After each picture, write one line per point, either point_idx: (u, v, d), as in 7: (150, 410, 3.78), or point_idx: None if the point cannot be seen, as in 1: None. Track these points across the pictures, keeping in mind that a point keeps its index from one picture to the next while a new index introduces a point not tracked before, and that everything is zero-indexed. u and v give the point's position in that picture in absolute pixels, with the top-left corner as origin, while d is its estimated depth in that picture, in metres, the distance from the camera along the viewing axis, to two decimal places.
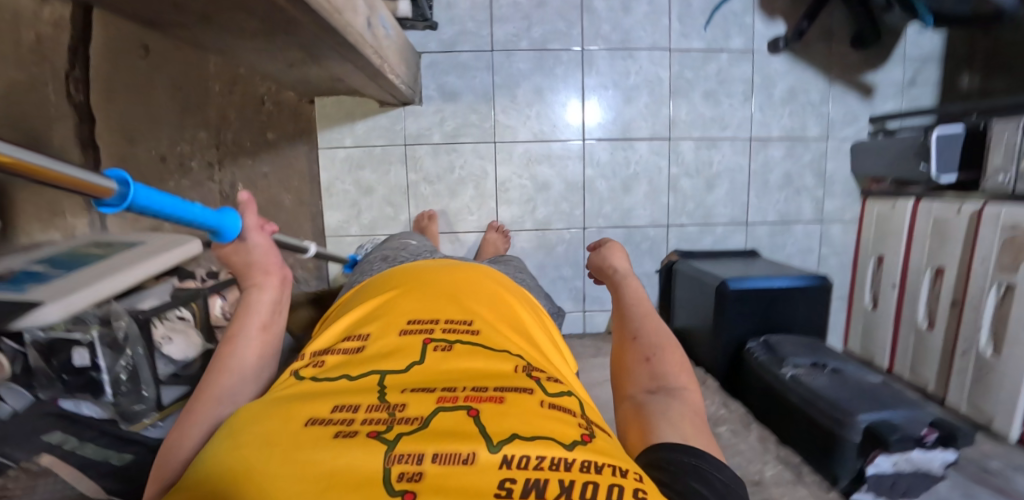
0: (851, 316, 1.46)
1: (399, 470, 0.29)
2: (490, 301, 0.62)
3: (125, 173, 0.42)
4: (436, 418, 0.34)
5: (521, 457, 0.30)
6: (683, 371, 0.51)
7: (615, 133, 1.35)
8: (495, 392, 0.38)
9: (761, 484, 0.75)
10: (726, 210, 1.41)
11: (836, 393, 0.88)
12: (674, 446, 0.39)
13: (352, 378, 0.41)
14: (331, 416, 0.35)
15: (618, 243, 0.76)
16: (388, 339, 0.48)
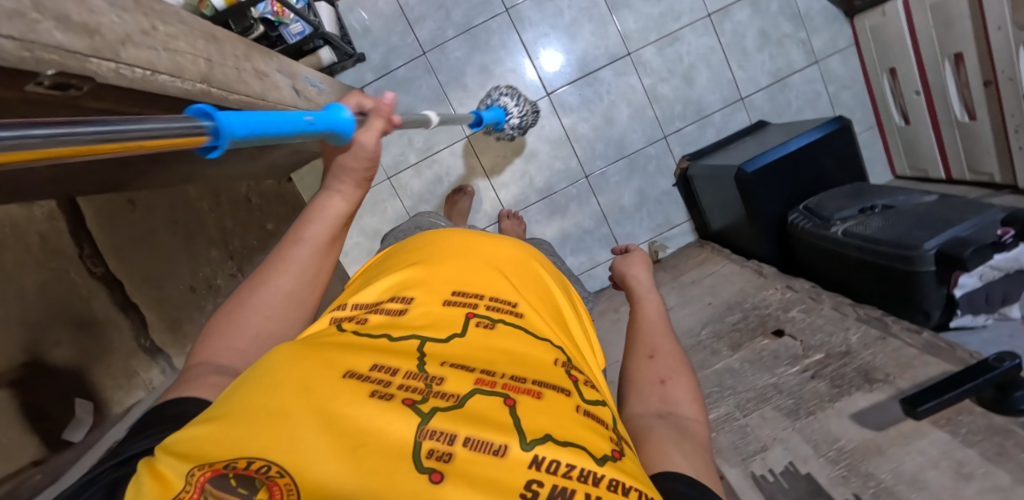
0: (888, 137, 1.37)
1: (428, 447, 0.25)
2: (536, 273, 0.54)
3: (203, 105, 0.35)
4: (473, 399, 0.30)
5: (554, 461, 0.27)
6: (694, 403, 0.50)
7: (575, 73, 1.30)
8: (535, 383, 0.33)
9: (851, 353, 0.72)
10: (716, 95, 1.34)
11: (893, 232, 0.83)
12: (684, 479, 0.38)
13: (392, 338, 0.36)
14: (369, 372, 0.30)
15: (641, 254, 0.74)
16: (435, 302, 0.42)
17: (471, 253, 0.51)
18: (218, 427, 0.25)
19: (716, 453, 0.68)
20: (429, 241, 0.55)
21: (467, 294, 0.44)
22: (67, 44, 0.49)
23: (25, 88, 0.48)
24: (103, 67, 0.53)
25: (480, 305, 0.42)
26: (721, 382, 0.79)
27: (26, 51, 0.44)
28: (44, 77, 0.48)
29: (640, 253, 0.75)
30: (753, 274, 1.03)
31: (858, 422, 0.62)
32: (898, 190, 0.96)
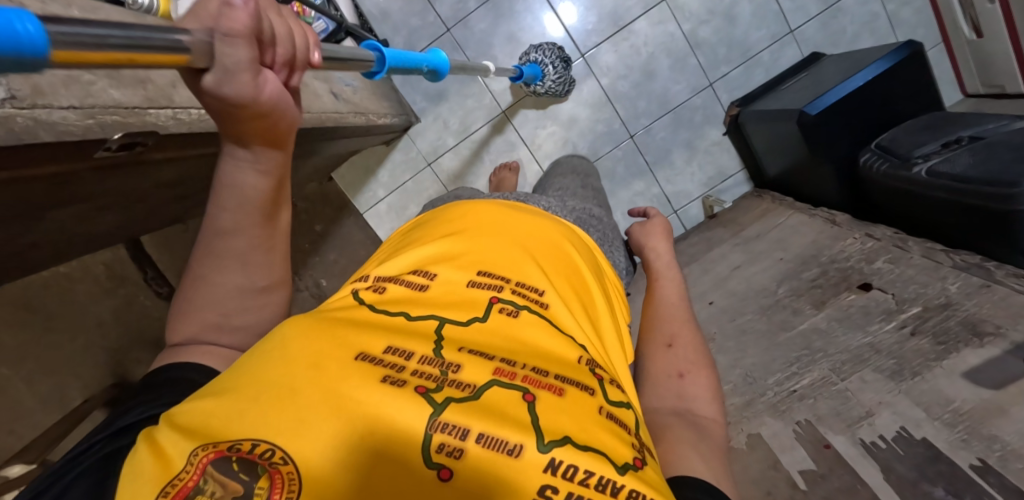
0: (956, 53, 1.24)
1: (439, 440, 0.30)
2: (553, 245, 0.56)
3: (373, 43, 0.65)
4: (488, 393, 0.34)
5: (570, 465, 0.30)
6: (714, 399, 0.51)
7: (609, 28, 1.23)
8: (557, 379, 0.36)
9: (953, 304, 0.69)
10: (762, 32, 1.24)
11: (987, 168, 0.76)
12: (698, 486, 0.38)
13: (409, 318, 0.40)
14: (382, 356, 0.35)
15: (661, 227, 0.79)
16: (455, 284, 0.45)
17: (493, 234, 0.53)
18: (231, 403, 0.30)
19: (817, 421, 0.68)
20: (454, 217, 0.58)
21: (491, 276, 0.47)
22: (124, 100, 0.48)
23: (95, 156, 0.45)
24: (163, 116, 0.52)
25: (506, 289, 0.45)
26: (809, 344, 0.78)
27: (89, 119, 0.43)
28: (112, 142, 0.45)
29: (660, 224, 0.80)
30: (824, 224, 0.99)
31: (973, 381, 0.60)
32: (985, 117, 0.87)
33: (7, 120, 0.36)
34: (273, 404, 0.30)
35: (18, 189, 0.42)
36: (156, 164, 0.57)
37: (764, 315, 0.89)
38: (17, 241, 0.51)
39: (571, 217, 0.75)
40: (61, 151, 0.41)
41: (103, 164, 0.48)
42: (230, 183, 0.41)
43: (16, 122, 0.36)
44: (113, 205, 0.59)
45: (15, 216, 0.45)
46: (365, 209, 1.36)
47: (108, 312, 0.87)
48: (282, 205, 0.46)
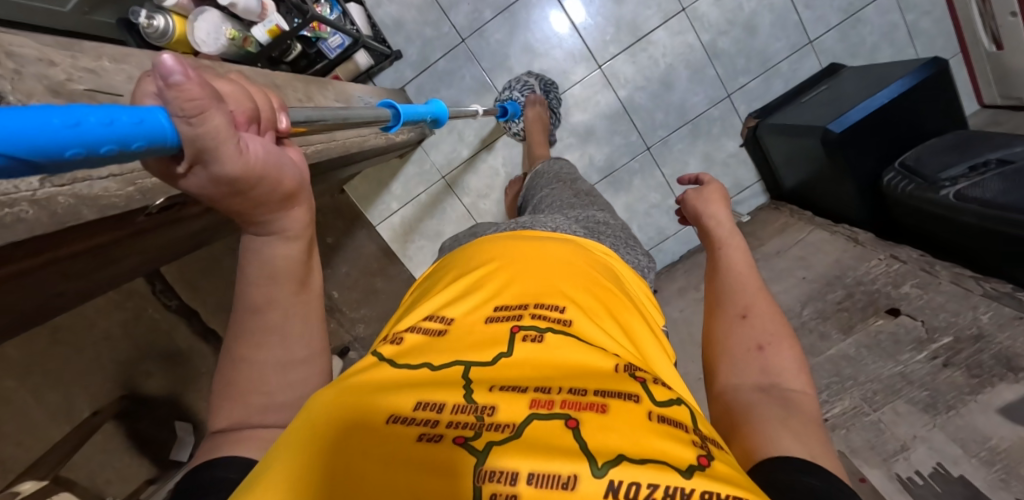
0: (973, 63, 1.24)
1: (490, 491, 0.26)
2: (568, 257, 0.52)
3: (388, 101, 0.76)
4: (530, 426, 0.30)
5: (631, 484, 0.26)
6: (797, 370, 0.50)
7: (627, 38, 1.21)
8: (598, 394, 0.32)
9: (986, 337, 0.69)
10: (782, 42, 1.22)
11: (1019, 194, 0.75)
12: (801, 465, 0.37)
13: (433, 368, 0.36)
14: (413, 413, 0.31)
15: (719, 189, 0.71)
16: (471, 324, 0.41)
17: (504, 264, 0.49)
18: (266, 495, 0.26)
19: (851, 453, 0.68)
20: (465, 254, 0.55)
21: (508, 307, 0.43)
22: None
23: (136, 221, 0.45)
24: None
25: (525, 315, 0.41)
26: (838, 371, 0.79)
27: (129, 186, 0.41)
28: (152, 207, 0.44)
29: (716, 187, 0.74)
30: (847, 243, 0.99)
31: (1009, 418, 0.61)
32: (1014, 139, 0.86)
33: (49, 202, 0.34)
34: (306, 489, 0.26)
35: (61, 263, 0.41)
36: (191, 217, 0.56)
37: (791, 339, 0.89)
38: (48, 296, 0.49)
39: (581, 230, 0.64)
40: (105, 224, 0.40)
41: (142, 227, 0.47)
42: (261, 258, 0.43)
43: (59, 204, 0.35)
44: (143, 252, 0.57)
45: (50, 281, 0.43)
46: (377, 222, 1.34)
47: (117, 327, 0.85)
48: (314, 271, 0.48)
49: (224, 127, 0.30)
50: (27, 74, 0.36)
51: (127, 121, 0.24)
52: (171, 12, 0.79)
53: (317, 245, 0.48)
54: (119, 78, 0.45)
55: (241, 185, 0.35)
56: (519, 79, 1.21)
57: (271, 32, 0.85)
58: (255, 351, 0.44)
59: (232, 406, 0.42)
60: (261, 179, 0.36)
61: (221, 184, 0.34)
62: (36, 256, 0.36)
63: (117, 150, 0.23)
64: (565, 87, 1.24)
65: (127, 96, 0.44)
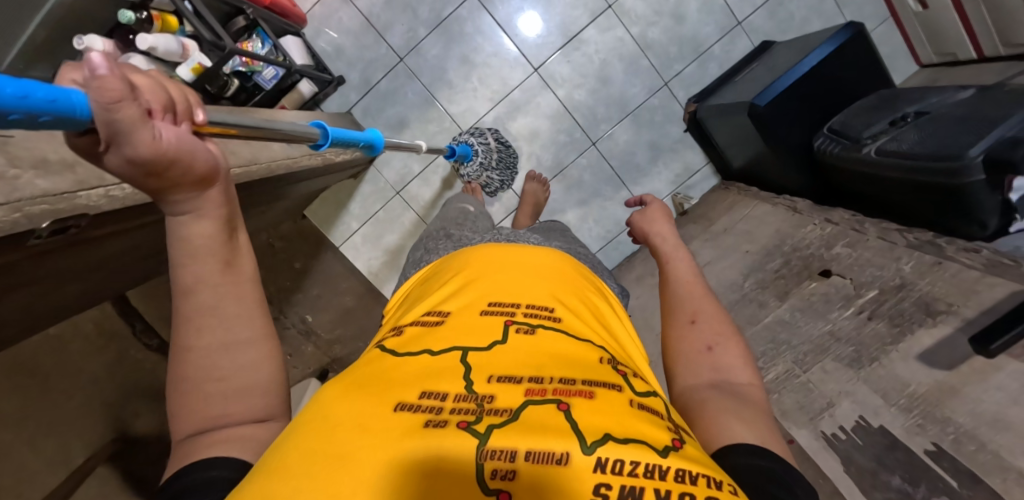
0: (904, 24, 1.24)
1: (491, 468, 0.27)
2: (555, 265, 0.54)
3: (318, 122, 0.73)
4: (527, 410, 0.31)
5: (618, 461, 0.27)
6: (746, 366, 0.50)
7: (558, 40, 1.24)
8: (586, 383, 0.34)
9: (907, 285, 0.69)
10: (712, 26, 1.25)
11: (935, 142, 0.77)
12: (752, 450, 0.37)
13: (433, 354, 0.37)
14: (419, 401, 0.31)
15: (660, 208, 0.72)
16: (468, 320, 0.42)
17: (501, 270, 0.51)
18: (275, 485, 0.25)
19: (783, 416, 0.68)
20: (461, 257, 0.57)
21: (501, 304, 0.44)
22: (52, 188, 0.49)
23: (28, 245, 0.47)
24: (93, 196, 0.53)
25: (519, 315, 0.43)
26: (775, 336, 0.79)
27: (15, 212, 0.44)
28: (41, 231, 0.47)
29: (658, 206, 0.74)
30: (787, 212, 1.00)
31: (926, 363, 0.59)
32: (930, 92, 0.88)
33: None
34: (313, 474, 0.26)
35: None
36: (98, 239, 0.59)
37: (735, 311, 0.90)
38: None
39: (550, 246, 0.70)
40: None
41: (39, 250, 0.49)
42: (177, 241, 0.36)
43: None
44: (63, 278, 0.60)
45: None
46: (340, 244, 1.37)
47: (104, 368, 0.90)
48: (243, 248, 0.40)
49: (139, 116, 0.29)
50: None
51: (38, 99, 0.24)
52: None
53: (242, 219, 0.40)
54: None
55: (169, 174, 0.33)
56: (480, 130, 1.24)
57: (194, 70, 0.89)
58: (194, 337, 0.36)
59: (186, 402, 0.35)
60: (194, 167, 0.34)
61: (145, 172, 0.32)
62: None
63: (19, 117, 0.24)
64: (505, 92, 1.27)
65: (19, 137, 0.50)
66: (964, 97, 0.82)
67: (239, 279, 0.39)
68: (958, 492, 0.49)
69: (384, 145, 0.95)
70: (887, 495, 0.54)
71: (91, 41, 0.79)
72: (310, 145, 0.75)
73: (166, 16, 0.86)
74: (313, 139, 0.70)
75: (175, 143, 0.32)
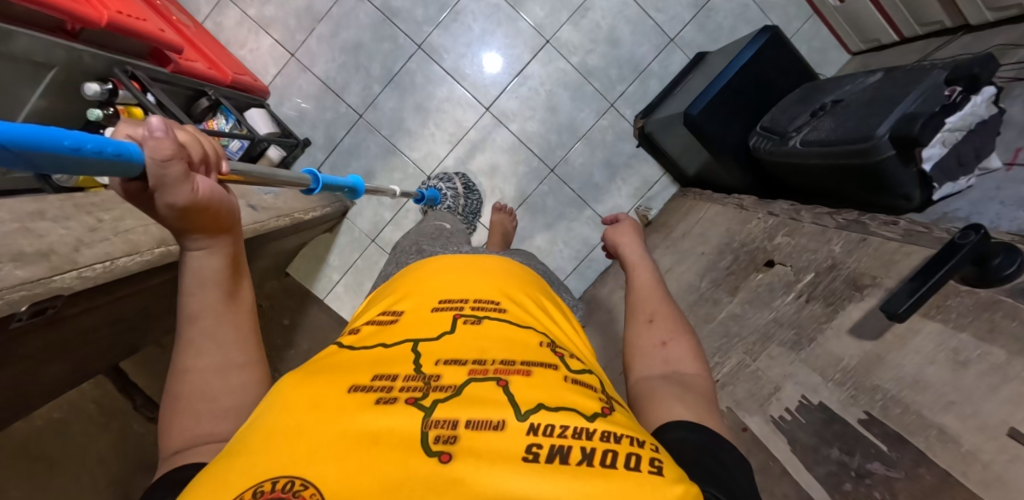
0: (828, 19, 1.31)
1: (434, 434, 0.29)
2: (506, 265, 0.57)
3: (309, 169, 0.77)
4: (469, 387, 0.34)
5: (548, 425, 0.31)
6: (696, 359, 0.51)
7: (504, 79, 1.33)
8: (524, 364, 0.37)
9: (837, 265, 0.72)
10: (646, 46, 1.32)
11: (846, 127, 0.81)
12: (688, 424, 0.40)
13: (388, 346, 0.40)
14: (371, 383, 0.34)
15: (631, 226, 0.73)
16: (423, 313, 0.44)
17: (458, 269, 0.53)
18: (240, 458, 0.28)
19: (737, 406, 0.70)
20: (424, 263, 0.58)
21: (453, 299, 0.47)
22: (28, 276, 0.53)
23: (10, 328, 0.52)
24: (68, 278, 0.57)
25: (469, 306, 0.46)
26: (727, 331, 0.81)
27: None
28: (20, 313, 0.52)
29: (631, 221, 0.75)
30: (735, 210, 1.03)
31: (856, 336, 0.62)
32: (843, 80, 0.93)
33: None
34: (273, 447, 0.29)
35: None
36: (73, 317, 0.62)
37: (691, 312, 0.92)
38: None
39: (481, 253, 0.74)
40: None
41: (22, 331, 0.54)
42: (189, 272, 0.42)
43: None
44: (48, 357, 0.65)
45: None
46: (324, 296, 1.41)
47: (108, 447, 0.92)
48: (245, 289, 0.46)
49: (181, 173, 0.39)
50: None
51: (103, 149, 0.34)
52: None
53: (247, 265, 0.47)
54: None
55: (198, 219, 0.41)
56: (448, 176, 1.30)
57: None
58: (195, 358, 0.40)
59: (178, 420, 0.37)
60: (218, 213, 0.42)
61: (178, 216, 0.40)
62: None
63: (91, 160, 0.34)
64: (461, 134, 1.34)
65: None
66: (874, 81, 0.87)
67: (238, 309, 0.44)
68: (888, 456, 0.51)
69: (366, 189, 0.99)
70: (828, 468, 0.54)
71: None
72: (304, 191, 0.79)
73: (131, 108, 0.94)
74: (305, 185, 0.75)
75: (208, 193, 0.41)
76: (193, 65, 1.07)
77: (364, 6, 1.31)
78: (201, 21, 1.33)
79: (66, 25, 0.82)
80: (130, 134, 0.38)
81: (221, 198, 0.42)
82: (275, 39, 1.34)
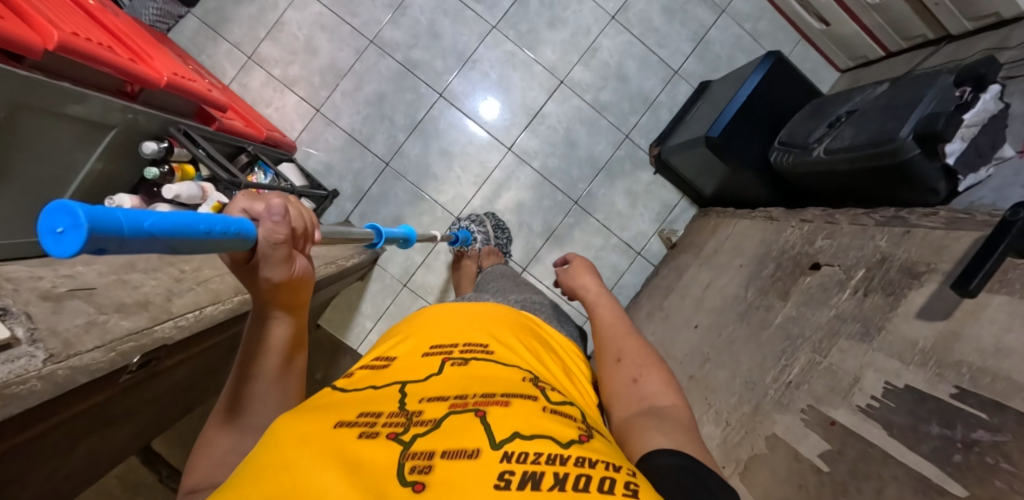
0: (816, 42, 1.44)
1: (411, 464, 0.30)
2: (520, 317, 0.61)
3: (372, 224, 0.84)
4: (448, 419, 0.35)
5: (523, 452, 0.31)
6: (671, 389, 0.49)
7: (523, 119, 1.40)
8: (503, 396, 0.38)
9: (888, 257, 0.76)
10: (653, 79, 1.42)
11: (868, 133, 0.88)
12: (669, 451, 0.38)
13: (376, 389, 0.42)
14: (357, 419, 0.36)
15: (583, 264, 0.76)
16: (411, 361, 0.47)
17: (448, 321, 0.56)
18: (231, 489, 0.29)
19: (817, 402, 0.71)
20: (418, 316, 0.61)
21: (442, 346, 0.49)
22: (134, 326, 0.52)
23: (121, 381, 0.52)
24: (168, 328, 0.55)
25: (455, 351, 0.48)
26: (788, 333, 0.83)
27: (111, 352, 0.48)
28: (132, 364, 0.51)
29: (581, 262, 0.78)
30: (766, 222, 1.09)
31: (926, 319, 0.65)
32: (851, 94, 1.02)
33: (51, 376, 0.42)
34: (257, 478, 0.29)
35: (58, 429, 0.47)
36: (166, 371, 0.61)
37: (744, 321, 0.94)
38: (50, 480, 0.54)
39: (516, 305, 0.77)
40: (89, 387, 0.47)
41: (126, 385, 0.53)
42: (257, 334, 0.46)
43: (59, 375, 0.42)
44: (133, 416, 0.63)
45: (57, 449, 0.50)
46: (358, 345, 1.39)
47: None
48: (298, 363, 0.49)
49: (284, 255, 0.41)
50: (23, 289, 0.47)
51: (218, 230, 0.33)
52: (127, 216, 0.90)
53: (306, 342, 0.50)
54: (92, 275, 0.56)
55: (282, 294, 0.44)
56: (474, 216, 1.33)
57: (213, 208, 0.96)
58: (240, 417, 0.45)
59: (203, 464, 0.42)
60: (298, 292, 0.45)
61: (270, 288, 0.43)
62: (19, 433, 0.42)
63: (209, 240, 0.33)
64: (486, 174, 1.39)
65: (100, 287, 0.54)
66: (882, 90, 0.96)
67: (287, 380, 0.48)
68: (991, 422, 0.52)
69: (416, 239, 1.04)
70: (932, 444, 0.56)
71: (120, 200, 0.88)
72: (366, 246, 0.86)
73: (184, 166, 0.97)
74: (370, 239, 0.81)
75: (298, 271, 0.44)
76: (232, 123, 1.11)
77: (386, 61, 1.39)
78: (227, 84, 1.38)
79: (127, 86, 0.86)
80: (243, 208, 0.40)
81: (303, 272, 0.45)
82: (301, 97, 1.39)
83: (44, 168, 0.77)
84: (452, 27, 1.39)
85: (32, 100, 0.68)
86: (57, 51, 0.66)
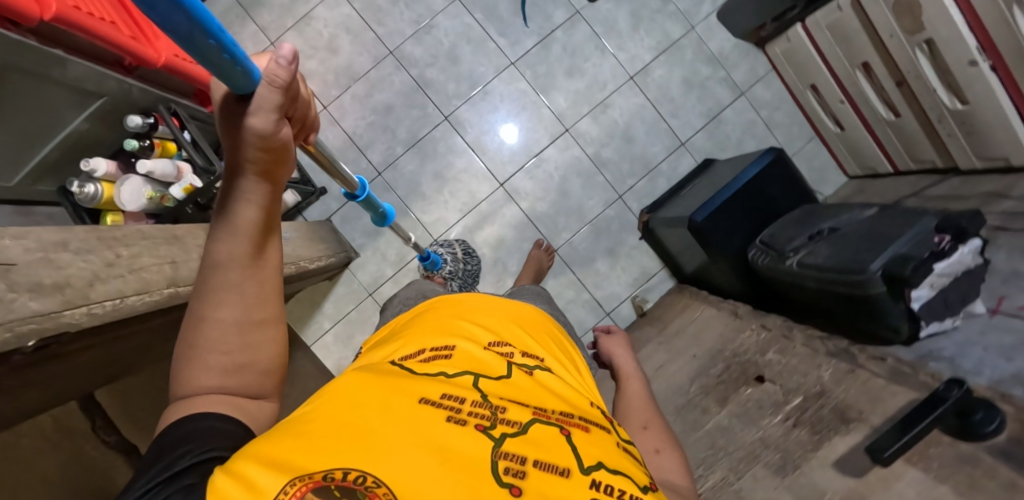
0: (829, 143, 1.42)
1: (504, 464, 0.28)
2: (539, 318, 0.56)
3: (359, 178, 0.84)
4: (534, 426, 0.32)
5: (611, 485, 0.29)
6: (686, 477, 0.47)
7: (522, 158, 1.40)
8: (581, 420, 0.35)
9: (826, 393, 0.73)
10: (658, 146, 1.42)
11: (841, 257, 0.86)
12: None
13: (449, 374, 0.37)
14: (440, 400, 0.32)
15: (622, 343, 0.75)
16: (473, 352, 0.42)
17: (499, 316, 0.51)
18: (312, 447, 0.26)
19: None
20: (454, 300, 0.56)
21: (502, 343, 0.45)
22: (41, 309, 0.53)
23: (13, 361, 0.53)
24: (77, 314, 0.57)
25: (517, 353, 0.43)
26: (714, 443, 0.81)
27: (6, 332, 0.49)
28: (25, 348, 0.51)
29: (622, 337, 0.78)
30: (730, 317, 1.07)
31: (841, 470, 0.62)
32: (841, 209, 1.00)
33: None
34: (345, 442, 0.27)
35: None
36: (68, 355, 0.62)
37: (680, 416, 0.92)
38: None
39: None
40: None
41: (20, 366, 0.54)
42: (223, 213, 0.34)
43: None
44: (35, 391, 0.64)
45: None
46: (311, 343, 1.39)
47: None
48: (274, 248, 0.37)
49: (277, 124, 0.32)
50: None
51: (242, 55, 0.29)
52: (101, 180, 0.92)
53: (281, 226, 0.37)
54: (16, 250, 0.54)
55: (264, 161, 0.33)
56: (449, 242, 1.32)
57: (185, 189, 0.98)
58: (213, 308, 0.33)
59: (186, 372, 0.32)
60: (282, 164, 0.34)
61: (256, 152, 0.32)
62: None
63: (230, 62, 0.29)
64: (473, 205, 1.40)
65: (21, 263, 0.53)
66: (869, 214, 0.94)
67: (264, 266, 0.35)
68: None
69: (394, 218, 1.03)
70: None
71: (97, 165, 0.90)
72: (348, 195, 0.86)
73: (166, 143, 1.00)
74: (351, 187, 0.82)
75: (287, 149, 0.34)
76: None
77: (401, 74, 1.41)
78: None
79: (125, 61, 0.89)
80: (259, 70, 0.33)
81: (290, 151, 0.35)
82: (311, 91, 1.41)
83: (33, 124, 0.78)
84: (472, 55, 1.41)
85: (24, 62, 0.69)
86: (52, 21, 0.68)
